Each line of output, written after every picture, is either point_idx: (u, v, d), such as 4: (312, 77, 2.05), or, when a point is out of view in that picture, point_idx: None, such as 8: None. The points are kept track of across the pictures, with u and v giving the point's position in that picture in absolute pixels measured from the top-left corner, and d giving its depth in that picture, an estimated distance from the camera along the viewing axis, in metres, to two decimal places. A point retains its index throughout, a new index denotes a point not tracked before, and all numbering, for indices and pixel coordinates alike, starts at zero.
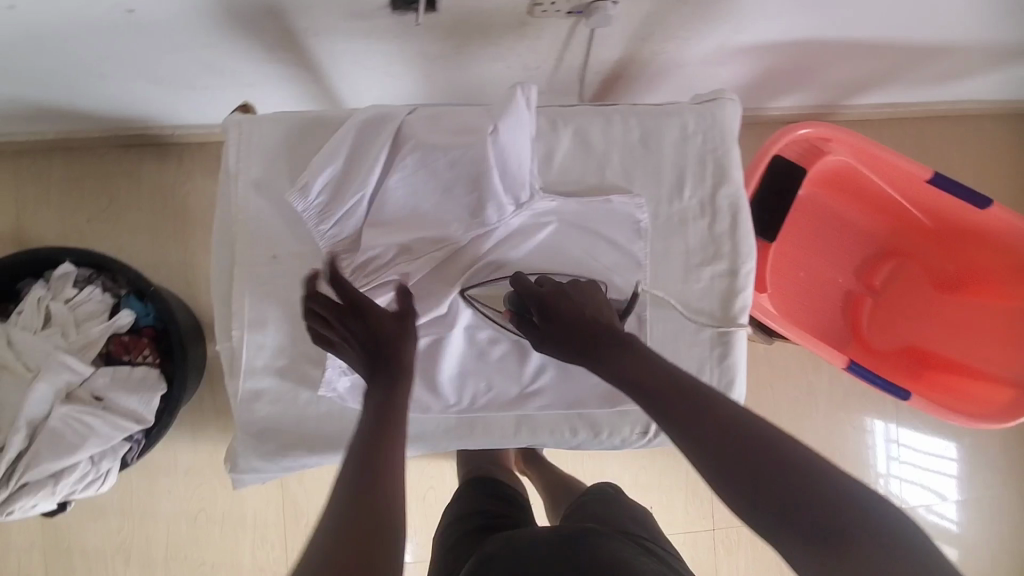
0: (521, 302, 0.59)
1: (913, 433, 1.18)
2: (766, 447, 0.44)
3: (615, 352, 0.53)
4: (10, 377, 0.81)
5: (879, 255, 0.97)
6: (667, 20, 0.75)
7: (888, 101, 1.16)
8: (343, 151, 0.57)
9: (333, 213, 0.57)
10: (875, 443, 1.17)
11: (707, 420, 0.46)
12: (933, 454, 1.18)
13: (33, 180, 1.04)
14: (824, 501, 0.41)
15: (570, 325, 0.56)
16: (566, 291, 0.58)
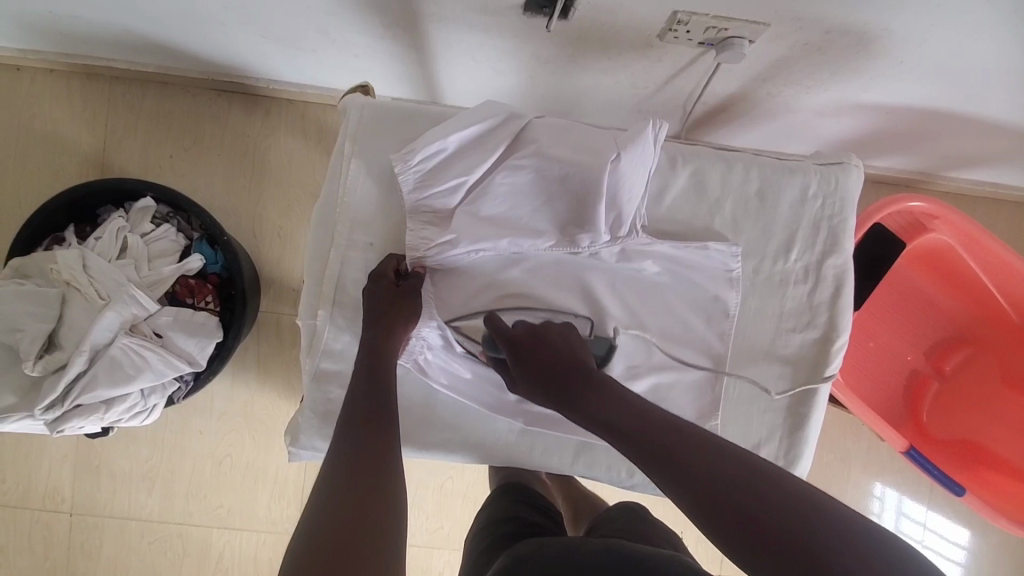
0: (494, 340, 0.55)
1: (944, 520, 1.14)
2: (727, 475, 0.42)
3: (588, 393, 0.50)
4: (81, 300, 0.82)
5: (954, 340, 0.93)
6: (796, 67, 0.72)
7: (991, 180, 1.11)
8: (461, 134, 0.55)
9: (428, 188, 0.56)
10: (886, 508, 1.13)
11: (668, 446, 0.44)
12: (942, 535, 1.13)
13: (124, 108, 1.05)
14: (796, 527, 0.38)
15: (547, 366, 0.52)
16: (544, 331, 0.55)
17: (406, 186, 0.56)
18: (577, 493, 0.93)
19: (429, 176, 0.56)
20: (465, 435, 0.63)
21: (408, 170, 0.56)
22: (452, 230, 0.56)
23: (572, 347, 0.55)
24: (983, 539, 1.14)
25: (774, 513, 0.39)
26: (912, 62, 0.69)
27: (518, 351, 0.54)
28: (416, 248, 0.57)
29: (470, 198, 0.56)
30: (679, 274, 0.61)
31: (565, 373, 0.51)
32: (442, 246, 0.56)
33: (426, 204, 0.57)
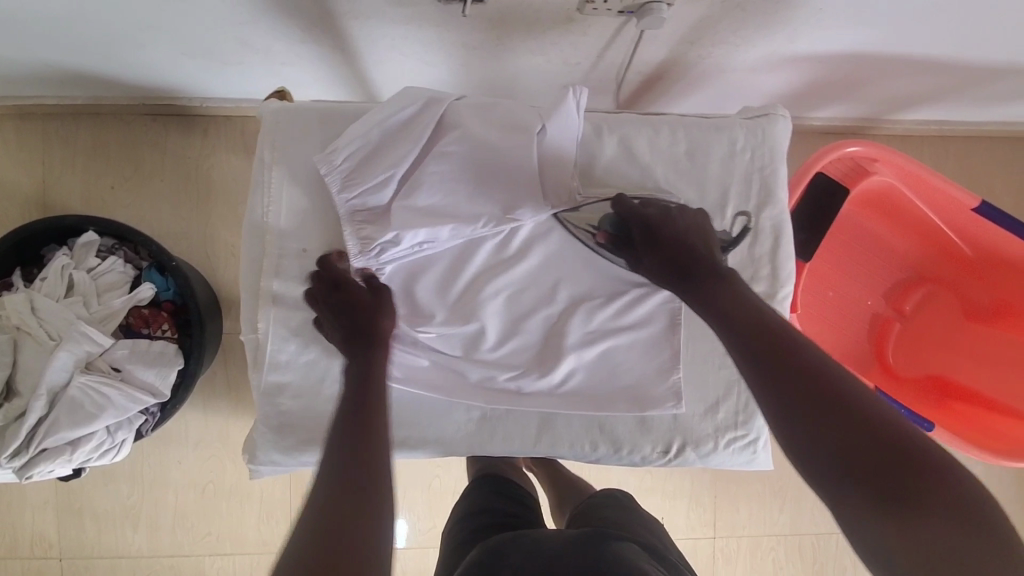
0: (622, 221, 0.56)
1: None
2: (856, 400, 0.41)
3: (715, 287, 0.50)
4: (32, 343, 0.81)
5: (912, 280, 0.95)
6: (719, 25, 0.72)
7: (934, 118, 1.12)
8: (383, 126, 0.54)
9: (357, 183, 0.54)
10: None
11: (800, 362, 0.44)
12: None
13: (59, 144, 1.03)
14: (917, 471, 0.38)
15: (679, 247, 0.53)
16: (673, 218, 0.55)
17: (335, 185, 0.55)
18: (560, 476, 0.94)
19: (357, 173, 0.54)
20: (424, 429, 0.61)
21: (333, 170, 0.55)
22: (391, 227, 0.54)
23: (694, 238, 0.54)
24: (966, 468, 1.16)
25: (873, 433, 0.40)
26: (830, 7, 0.69)
27: (647, 233, 0.55)
28: (353, 246, 0.55)
29: (404, 192, 0.55)
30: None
31: (686, 267, 0.52)
32: (382, 247, 0.54)
33: (360, 201, 0.55)
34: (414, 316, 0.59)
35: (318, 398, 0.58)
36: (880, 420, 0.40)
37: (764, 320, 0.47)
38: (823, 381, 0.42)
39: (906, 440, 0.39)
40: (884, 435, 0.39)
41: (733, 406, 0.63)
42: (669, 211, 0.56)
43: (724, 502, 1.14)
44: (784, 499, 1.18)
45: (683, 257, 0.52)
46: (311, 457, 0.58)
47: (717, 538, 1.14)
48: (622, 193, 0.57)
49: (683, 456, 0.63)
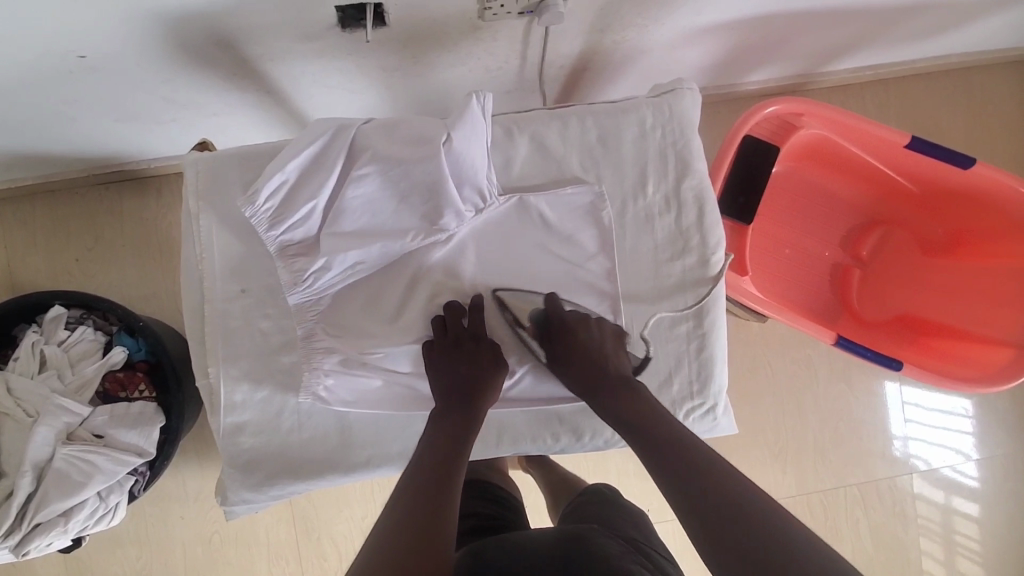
0: (546, 316, 0.60)
1: (925, 393, 1.21)
2: (738, 497, 0.44)
3: (621, 395, 0.56)
4: (12, 423, 0.83)
5: (865, 225, 0.96)
6: (623, 9, 0.74)
7: (867, 65, 1.13)
8: (293, 161, 0.55)
9: (283, 220, 0.55)
10: (891, 405, 1.21)
11: (695, 464, 0.48)
12: (940, 411, 1.21)
13: (18, 225, 1.05)
14: (782, 560, 0.40)
15: (588, 364, 0.58)
16: (591, 327, 0.59)
17: (261, 226, 0.56)
18: (555, 473, 0.94)
19: (281, 210, 0.55)
20: (387, 446, 0.61)
21: (257, 211, 0.56)
22: (322, 254, 0.56)
23: (609, 350, 0.59)
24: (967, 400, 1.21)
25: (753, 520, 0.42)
26: None
27: (564, 335, 0.59)
28: (288, 279, 0.57)
29: (328, 220, 0.56)
30: (555, 230, 0.61)
31: (591, 377, 0.57)
32: (317, 273, 0.57)
33: (289, 236, 0.56)
34: (359, 340, 0.59)
35: (279, 431, 0.59)
36: (758, 511, 0.43)
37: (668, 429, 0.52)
38: (711, 480, 0.46)
39: (777, 533, 0.41)
40: (756, 531, 0.42)
41: (687, 376, 0.62)
42: (587, 318, 0.60)
43: None
44: (785, 460, 1.19)
45: (590, 368, 0.57)
46: (281, 489, 0.59)
47: None
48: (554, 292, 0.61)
49: None
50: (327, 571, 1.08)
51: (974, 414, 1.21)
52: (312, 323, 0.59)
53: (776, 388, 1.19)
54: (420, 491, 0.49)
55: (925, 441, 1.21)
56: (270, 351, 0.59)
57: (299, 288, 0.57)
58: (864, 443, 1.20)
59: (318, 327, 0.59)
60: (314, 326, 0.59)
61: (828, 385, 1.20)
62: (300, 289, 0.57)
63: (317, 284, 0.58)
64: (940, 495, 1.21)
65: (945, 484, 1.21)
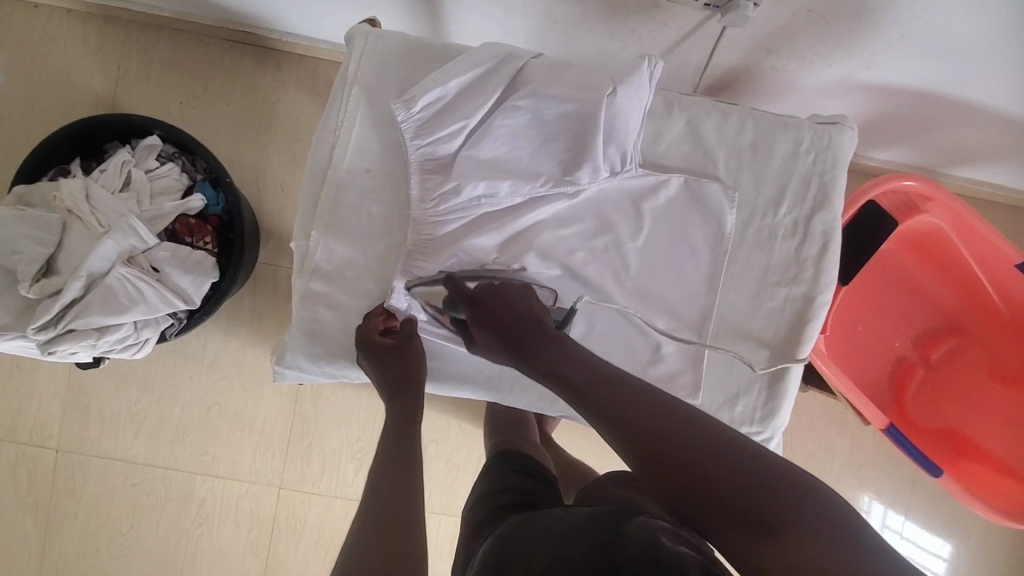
0: (453, 301, 0.56)
1: (910, 523, 1.18)
2: (663, 438, 0.44)
3: (555, 352, 0.51)
4: (81, 227, 0.84)
5: (943, 330, 0.94)
6: (799, 36, 0.73)
7: (991, 181, 1.11)
8: (458, 76, 0.55)
9: (430, 132, 0.55)
10: (890, 529, 1.18)
11: (619, 417, 0.46)
12: (934, 555, 1.18)
13: (137, 52, 1.06)
14: (733, 483, 0.42)
15: (508, 324, 0.53)
16: (497, 292, 0.55)
17: (408, 132, 0.56)
18: (562, 458, 0.93)
19: (430, 121, 0.56)
20: (448, 365, 0.63)
21: (408, 117, 0.56)
22: (454, 177, 0.56)
23: (532, 308, 0.55)
24: (947, 543, 1.18)
25: (715, 469, 0.42)
26: (912, 35, 0.69)
27: (473, 309, 0.55)
28: (418, 198, 0.58)
29: (470, 142, 0.56)
30: (675, 212, 0.61)
31: (521, 337, 0.52)
32: (444, 197, 0.57)
33: (428, 148, 0.56)
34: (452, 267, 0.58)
35: (354, 314, 0.59)
36: (724, 463, 0.42)
37: (599, 375, 0.49)
38: (657, 433, 0.45)
39: (707, 450, 0.43)
40: (683, 470, 0.43)
41: (752, 403, 0.62)
42: (493, 286, 0.56)
43: None
44: None
45: (514, 327, 0.53)
46: (337, 368, 0.59)
47: None
48: (453, 273, 0.57)
49: None
50: (306, 478, 1.09)
51: (950, 559, 1.18)
52: (422, 241, 0.58)
53: (789, 459, 1.18)
54: (396, 467, 0.50)
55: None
56: (374, 236, 0.59)
57: (425, 208, 0.57)
58: None
59: (422, 246, 0.58)
60: (423, 245, 0.58)
61: (841, 476, 1.18)
62: (427, 211, 0.57)
63: (445, 212, 0.57)
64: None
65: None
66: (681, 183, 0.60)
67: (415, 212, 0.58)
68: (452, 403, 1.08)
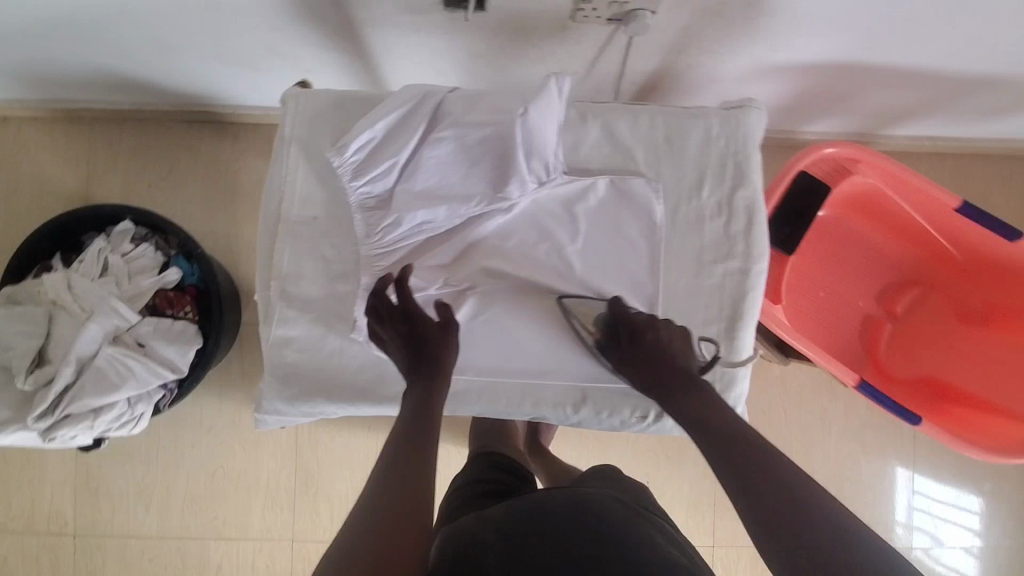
0: (613, 321, 0.60)
1: (936, 483, 1.19)
2: (764, 470, 0.46)
3: (690, 393, 0.54)
4: (66, 316, 0.88)
5: (903, 283, 0.97)
6: (703, 34, 0.79)
7: (927, 135, 1.16)
8: (383, 119, 0.59)
9: (365, 173, 0.60)
10: (905, 491, 1.19)
11: (713, 431, 0.51)
12: (952, 506, 1.19)
13: (104, 146, 1.13)
14: (816, 533, 0.42)
15: (657, 360, 0.56)
16: (657, 328, 0.59)
17: (345, 176, 0.60)
18: (557, 468, 0.95)
19: (364, 163, 0.60)
20: None
21: (344, 162, 0.60)
22: (393, 211, 0.60)
23: (680, 350, 0.57)
24: (977, 496, 1.19)
25: (806, 516, 0.43)
26: (803, 16, 0.75)
27: (633, 336, 0.59)
28: (364, 233, 0.62)
29: (404, 177, 0.60)
30: (607, 210, 0.65)
31: (669, 374, 0.55)
32: (387, 229, 0.61)
33: (367, 189, 0.60)
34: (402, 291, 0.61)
35: (321, 353, 0.63)
36: (818, 515, 0.43)
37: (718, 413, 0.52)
38: (766, 472, 0.46)
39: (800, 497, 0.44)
40: (775, 509, 0.44)
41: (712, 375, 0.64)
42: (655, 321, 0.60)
43: (724, 510, 1.11)
44: None
45: (665, 367, 0.56)
46: (313, 407, 0.62)
47: (715, 547, 1.11)
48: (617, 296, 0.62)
49: (661, 422, 0.65)
50: (318, 527, 1.10)
51: (983, 512, 1.19)
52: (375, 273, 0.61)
53: (788, 434, 1.19)
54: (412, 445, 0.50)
55: (932, 537, 1.19)
56: (331, 277, 0.63)
57: (372, 241, 0.61)
58: (868, 507, 1.19)
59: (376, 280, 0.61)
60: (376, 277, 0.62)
61: (841, 442, 1.19)
62: (375, 243, 0.61)
63: (391, 242, 0.61)
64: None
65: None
66: (607, 183, 0.64)
67: (364, 246, 0.62)
68: (448, 431, 1.10)
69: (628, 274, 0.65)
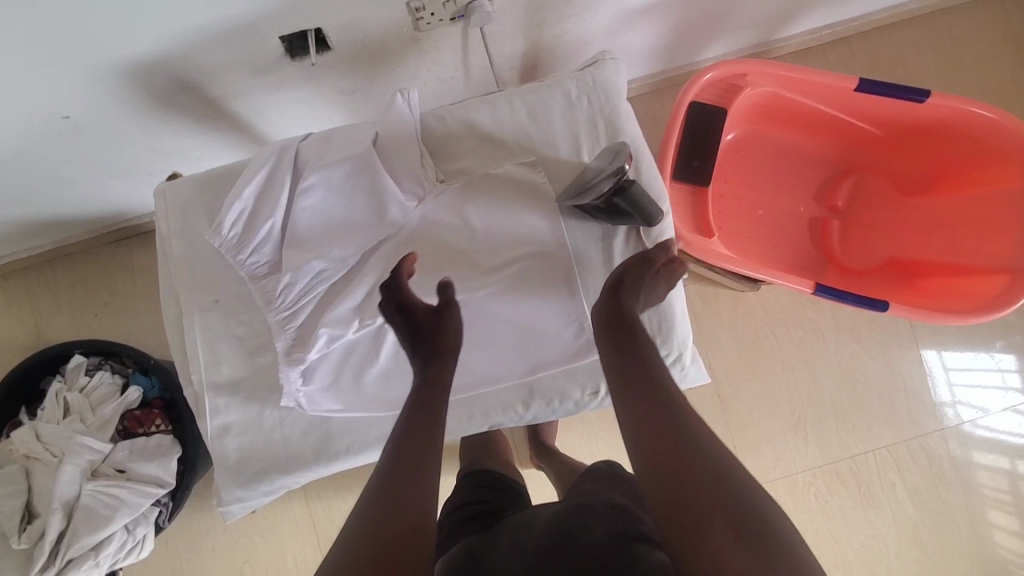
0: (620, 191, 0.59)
1: (963, 353, 1.16)
2: (688, 429, 0.45)
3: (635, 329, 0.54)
4: (42, 466, 0.89)
5: (837, 176, 0.96)
6: (551, 3, 0.78)
7: (823, 24, 1.14)
8: (248, 187, 0.60)
9: (248, 244, 0.60)
10: (932, 373, 1.16)
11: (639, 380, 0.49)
12: (983, 370, 1.16)
13: (41, 290, 1.14)
14: (739, 495, 0.41)
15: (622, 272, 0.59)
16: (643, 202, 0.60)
17: (231, 253, 0.60)
18: (561, 463, 0.94)
19: (244, 234, 0.60)
20: (366, 432, 0.64)
21: (225, 240, 0.60)
22: (286, 271, 0.60)
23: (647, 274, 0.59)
24: (1006, 352, 1.16)
25: (724, 474, 0.42)
26: None
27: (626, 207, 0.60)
28: (266, 301, 0.61)
29: (287, 236, 0.60)
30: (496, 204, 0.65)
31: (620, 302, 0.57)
32: (286, 289, 0.60)
33: (255, 259, 0.61)
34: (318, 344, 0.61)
35: (264, 428, 0.63)
36: (736, 475, 0.42)
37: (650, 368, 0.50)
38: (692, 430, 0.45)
39: (719, 457, 0.43)
40: (706, 468, 0.42)
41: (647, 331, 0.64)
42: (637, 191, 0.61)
43: None
44: (808, 429, 1.16)
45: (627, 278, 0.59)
46: (270, 484, 0.63)
47: None
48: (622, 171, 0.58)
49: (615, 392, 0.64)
50: None
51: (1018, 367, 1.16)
52: (290, 337, 0.62)
53: (786, 356, 1.17)
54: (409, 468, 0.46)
55: (976, 407, 1.16)
56: (250, 352, 0.63)
57: (279, 305, 0.61)
58: (888, 402, 1.17)
59: (293, 341, 0.62)
60: (292, 342, 0.62)
61: (840, 347, 1.17)
62: (280, 306, 0.61)
63: (296, 301, 0.61)
64: (1007, 462, 1.15)
65: (997, 446, 1.15)
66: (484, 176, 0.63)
67: (269, 312, 0.61)
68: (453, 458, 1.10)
69: (533, 259, 0.64)
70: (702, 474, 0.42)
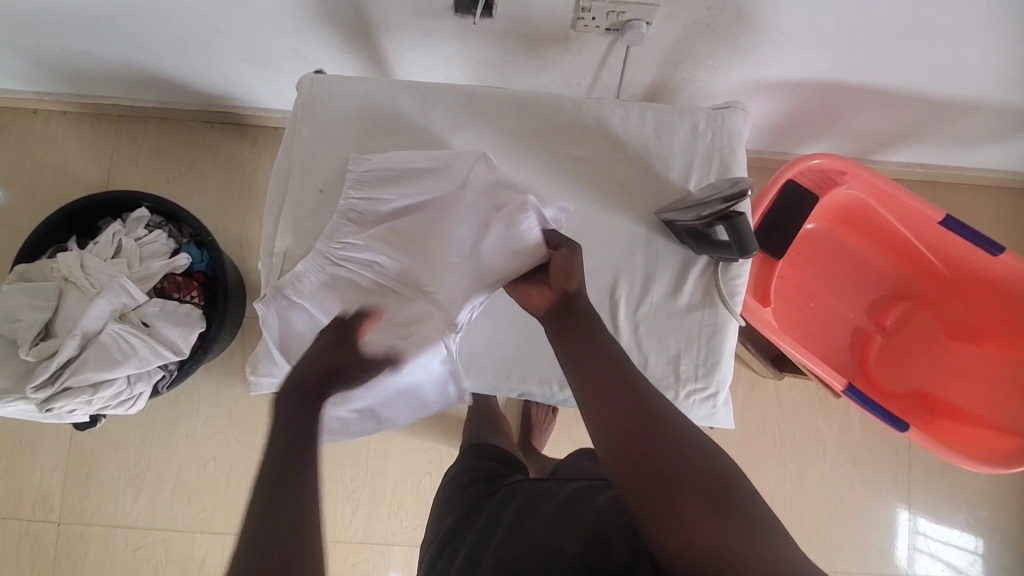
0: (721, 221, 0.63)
1: (936, 526, 1.17)
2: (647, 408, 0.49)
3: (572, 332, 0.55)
4: (76, 292, 0.91)
5: (892, 297, 0.99)
6: (695, 48, 0.84)
7: (918, 161, 1.19)
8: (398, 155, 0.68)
9: (363, 189, 0.67)
10: (901, 534, 1.17)
11: (600, 368, 0.52)
12: (951, 548, 1.17)
13: (127, 141, 1.18)
14: (705, 467, 0.45)
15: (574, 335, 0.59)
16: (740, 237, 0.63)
17: (349, 182, 0.68)
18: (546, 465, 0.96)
19: (366, 181, 0.68)
20: None
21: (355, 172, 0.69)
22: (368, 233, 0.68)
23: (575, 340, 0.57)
24: (977, 539, 1.16)
25: (689, 448, 0.46)
26: (791, 33, 0.78)
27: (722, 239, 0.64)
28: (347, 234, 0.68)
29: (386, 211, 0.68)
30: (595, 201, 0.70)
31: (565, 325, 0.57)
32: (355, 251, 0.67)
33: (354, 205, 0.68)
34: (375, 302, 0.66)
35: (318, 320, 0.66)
36: (697, 448, 0.46)
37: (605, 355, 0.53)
38: (647, 410, 0.49)
39: (682, 433, 0.48)
40: (669, 446, 0.46)
41: (695, 360, 0.68)
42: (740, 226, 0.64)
43: None
44: None
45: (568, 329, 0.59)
46: None
47: None
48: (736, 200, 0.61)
49: None
50: None
51: (984, 556, 1.16)
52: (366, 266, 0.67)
53: (782, 452, 1.18)
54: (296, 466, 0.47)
55: None
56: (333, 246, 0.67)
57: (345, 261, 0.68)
58: (862, 532, 1.17)
59: (375, 252, 0.67)
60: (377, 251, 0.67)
61: (836, 463, 1.18)
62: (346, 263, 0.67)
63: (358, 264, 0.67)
64: None
65: None
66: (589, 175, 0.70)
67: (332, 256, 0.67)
68: (440, 429, 1.12)
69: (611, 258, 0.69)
70: (661, 453, 0.46)
